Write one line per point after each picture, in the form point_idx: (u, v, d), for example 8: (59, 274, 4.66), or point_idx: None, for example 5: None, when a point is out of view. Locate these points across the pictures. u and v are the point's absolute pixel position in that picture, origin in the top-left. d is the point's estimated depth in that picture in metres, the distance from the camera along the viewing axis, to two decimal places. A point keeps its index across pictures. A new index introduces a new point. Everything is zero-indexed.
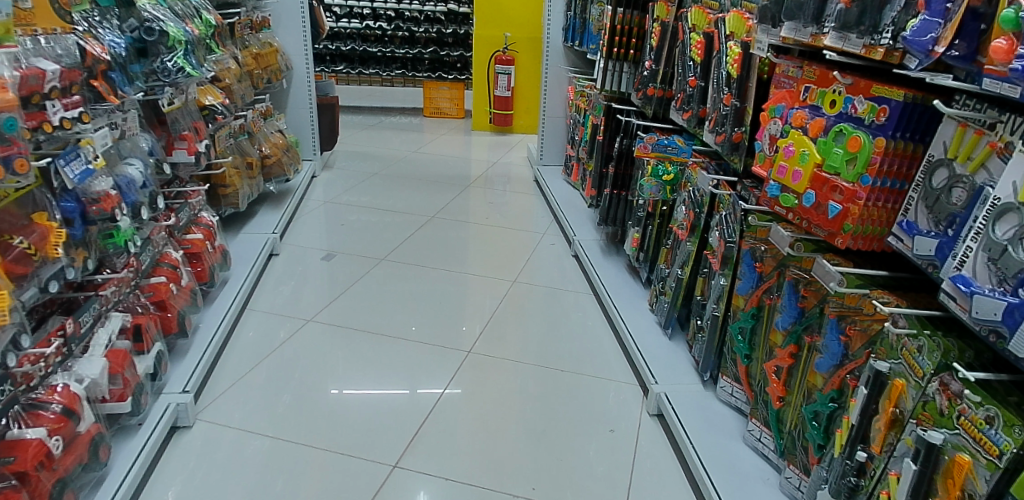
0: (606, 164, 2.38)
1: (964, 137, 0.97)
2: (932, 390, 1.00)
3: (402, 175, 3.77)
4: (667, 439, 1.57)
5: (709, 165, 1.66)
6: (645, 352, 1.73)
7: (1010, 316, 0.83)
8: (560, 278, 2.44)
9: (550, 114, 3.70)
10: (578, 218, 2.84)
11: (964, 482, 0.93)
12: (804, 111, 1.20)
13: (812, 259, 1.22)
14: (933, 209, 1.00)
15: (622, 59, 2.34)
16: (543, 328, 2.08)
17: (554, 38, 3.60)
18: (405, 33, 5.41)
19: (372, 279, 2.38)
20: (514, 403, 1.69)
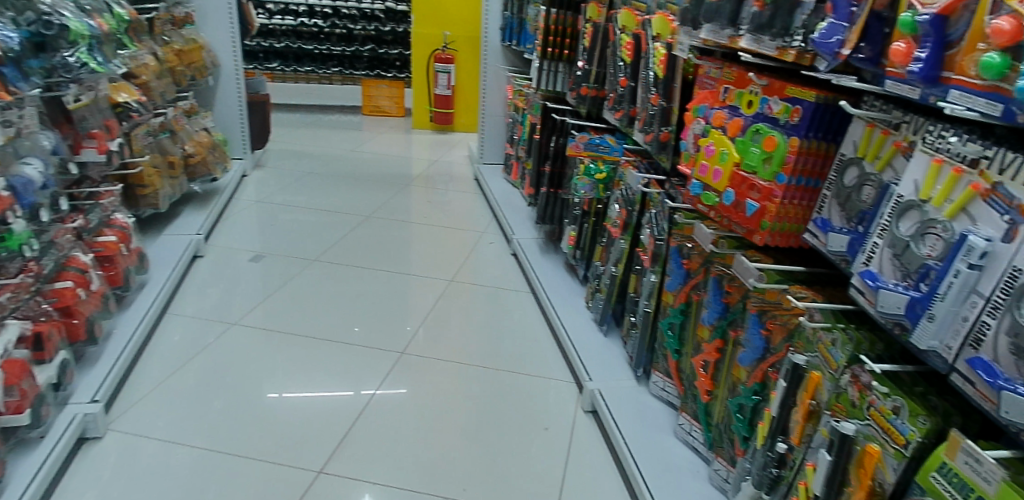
0: (542, 163, 2.43)
1: (871, 137, 1.04)
2: (844, 382, 1.05)
3: (340, 174, 3.74)
4: (601, 435, 1.59)
5: (640, 164, 1.68)
6: (580, 349, 1.75)
7: (912, 309, 0.89)
8: (503, 277, 2.45)
9: (490, 114, 3.77)
10: (517, 217, 2.86)
11: (874, 471, 0.98)
12: (723, 111, 1.25)
13: (733, 257, 1.26)
14: (845, 206, 1.08)
15: (556, 59, 2.38)
16: (482, 326, 2.09)
17: (492, 37, 3.71)
18: (342, 30, 5.61)
19: (308, 281, 2.34)
20: (452, 404, 1.68)
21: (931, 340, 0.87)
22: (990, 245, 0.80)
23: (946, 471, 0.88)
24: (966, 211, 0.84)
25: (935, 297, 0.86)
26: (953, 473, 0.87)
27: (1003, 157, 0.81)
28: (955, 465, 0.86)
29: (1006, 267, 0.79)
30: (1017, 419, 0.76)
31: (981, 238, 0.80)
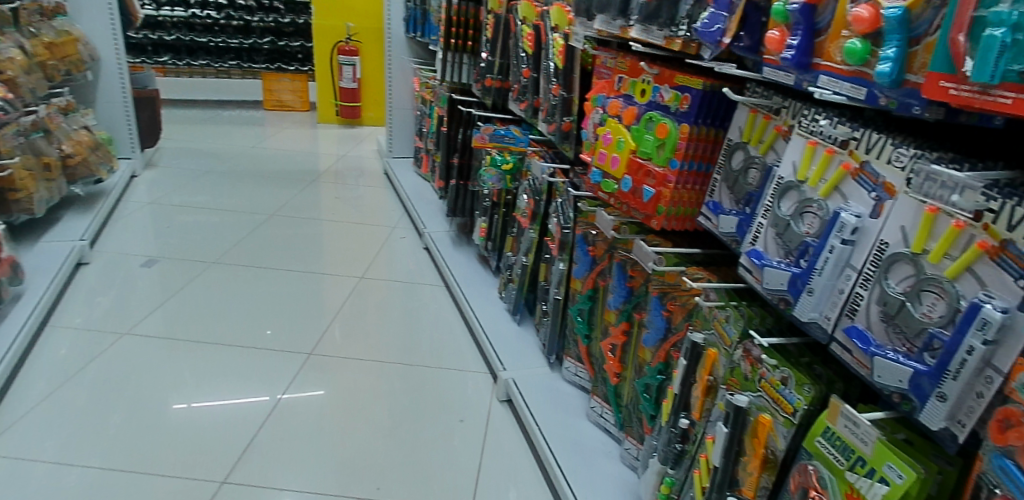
0: (450, 155, 2.75)
1: (755, 121, 1.17)
2: (737, 356, 1.12)
3: (245, 172, 4.00)
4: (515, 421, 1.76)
5: (547, 156, 1.76)
6: (491, 335, 1.77)
7: (793, 285, 1.07)
8: (417, 270, 2.68)
9: (398, 107, 4.12)
10: (427, 209, 3.16)
11: (766, 439, 1.06)
12: (618, 101, 1.29)
13: (632, 241, 1.31)
14: (734, 189, 1.21)
15: (461, 50, 2.62)
16: (400, 325, 2.24)
17: (395, 28, 3.98)
18: (239, 22, 6.11)
19: (215, 303, 2.31)
20: (377, 416, 1.76)
21: (812, 312, 1.06)
22: (860, 222, 0.99)
23: (830, 435, 0.99)
24: (840, 190, 1.02)
25: (814, 273, 1.04)
26: (836, 437, 0.98)
27: (869, 141, 0.98)
28: (836, 429, 0.98)
29: (873, 240, 0.98)
30: (887, 381, 0.95)
31: (853, 216, 0.99)
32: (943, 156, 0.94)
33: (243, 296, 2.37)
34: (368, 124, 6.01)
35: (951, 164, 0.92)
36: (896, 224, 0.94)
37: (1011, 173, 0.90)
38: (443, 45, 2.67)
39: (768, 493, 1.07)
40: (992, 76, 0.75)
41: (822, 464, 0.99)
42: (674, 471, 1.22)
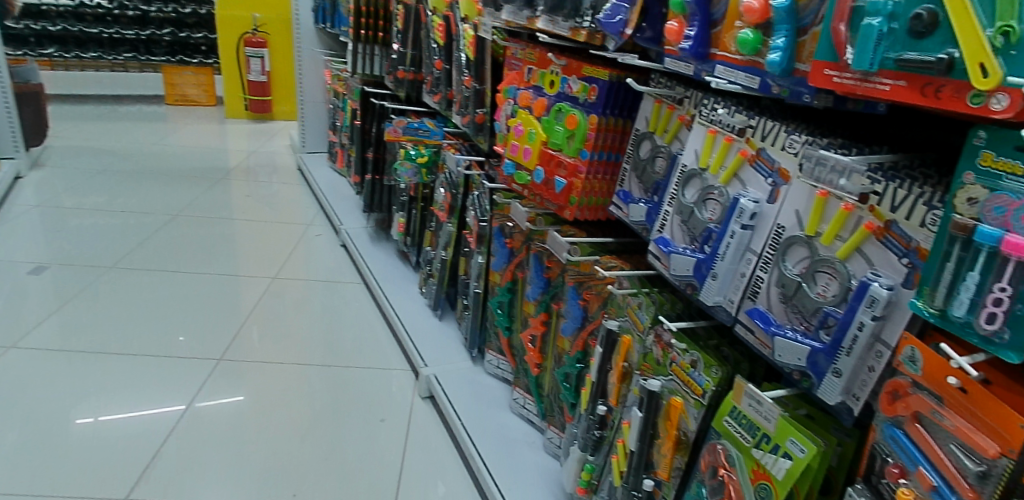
0: (365, 149, 2.82)
1: (660, 111, 1.21)
2: (649, 342, 1.17)
3: (147, 168, 3.87)
4: (436, 417, 1.80)
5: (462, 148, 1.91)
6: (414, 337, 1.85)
7: (698, 270, 1.11)
8: (336, 269, 2.71)
9: (310, 100, 4.21)
10: (343, 207, 3.22)
11: (678, 421, 1.10)
12: (529, 92, 1.34)
13: (548, 233, 1.35)
14: (642, 178, 1.24)
15: (373, 42, 2.76)
16: (321, 327, 2.25)
17: (304, 18, 4.04)
18: (135, 13, 5.86)
19: (123, 309, 2.28)
20: (295, 422, 1.77)
21: (717, 295, 1.10)
22: (758, 207, 1.04)
23: (737, 414, 1.03)
24: (738, 177, 1.07)
25: (717, 258, 1.09)
26: (742, 416, 1.02)
27: (764, 129, 1.03)
28: (742, 408, 1.02)
29: (770, 225, 1.03)
30: (787, 359, 1.00)
31: (752, 202, 1.04)
32: (833, 142, 0.99)
33: (150, 304, 2.34)
34: (280, 119, 5.92)
35: (839, 149, 0.98)
36: (791, 208, 1.00)
37: (890, 155, 0.97)
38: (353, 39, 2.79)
39: (681, 474, 1.11)
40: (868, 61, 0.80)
41: (731, 444, 1.03)
42: (593, 458, 1.26)
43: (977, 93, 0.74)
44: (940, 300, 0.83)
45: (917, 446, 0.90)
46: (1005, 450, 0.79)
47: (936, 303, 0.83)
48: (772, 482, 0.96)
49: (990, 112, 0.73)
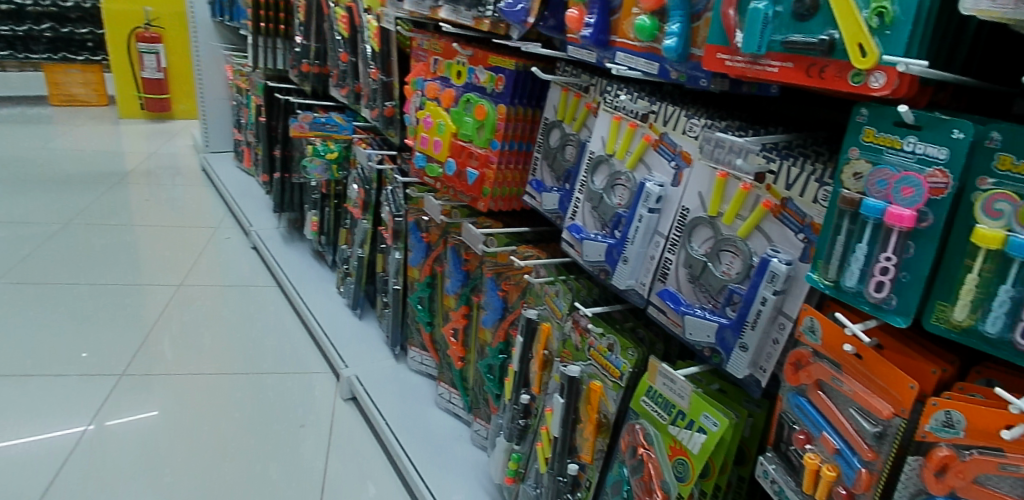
0: (272, 146, 2.76)
1: (567, 100, 1.22)
2: (568, 328, 1.19)
3: (30, 175, 3.61)
4: (359, 418, 1.77)
5: (373, 142, 1.91)
6: (334, 339, 1.81)
7: (610, 255, 1.13)
8: (249, 272, 2.62)
9: (212, 98, 4.08)
10: (253, 207, 3.12)
11: (598, 404, 1.13)
12: (436, 83, 1.33)
13: (463, 227, 1.36)
14: (554, 167, 1.25)
15: (274, 35, 2.69)
16: (236, 334, 2.17)
17: (200, 11, 3.86)
18: (9, 6, 5.43)
19: (14, 327, 2.13)
20: (209, 435, 1.70)
21: (629, 279, 1.12)
22: (663, 190, 1.06)
23: (653, 393, 1.07)
24: (644, 162, 1.09)
25: (627, 242, 1.11)
26: (658, 395, 1.06)
27: (665, 114, 1.06)
28: (657, 387, 1.06)
29: (675, 207, 1.06)
30: (698, 337, 1.04)
31: (657, 186, 1.06)
32: (731, 125, 1.02)
33: (43, 321, 2.18)
34: (180, 118, 5.67)
35: (737, 131, 1.01)
36: (694, 191, 1.03)
37: (784, 134, 1.01)
38: (252, 32, 2.74)
39: (604, 454, 1.14)
40: (759, 45, 0.85)
41: (648, 422, 1.07)
42: (520, 447, 1.27)
43: (858, 73, 0.80)
44: (833, 271, 0.88)
45: (821, 413, 0.94)
46: (898, 410, 0.84)
47: (830, 275, 0.88)
48: (688, 456, 1.00)
49: (870, 90, 0.79)
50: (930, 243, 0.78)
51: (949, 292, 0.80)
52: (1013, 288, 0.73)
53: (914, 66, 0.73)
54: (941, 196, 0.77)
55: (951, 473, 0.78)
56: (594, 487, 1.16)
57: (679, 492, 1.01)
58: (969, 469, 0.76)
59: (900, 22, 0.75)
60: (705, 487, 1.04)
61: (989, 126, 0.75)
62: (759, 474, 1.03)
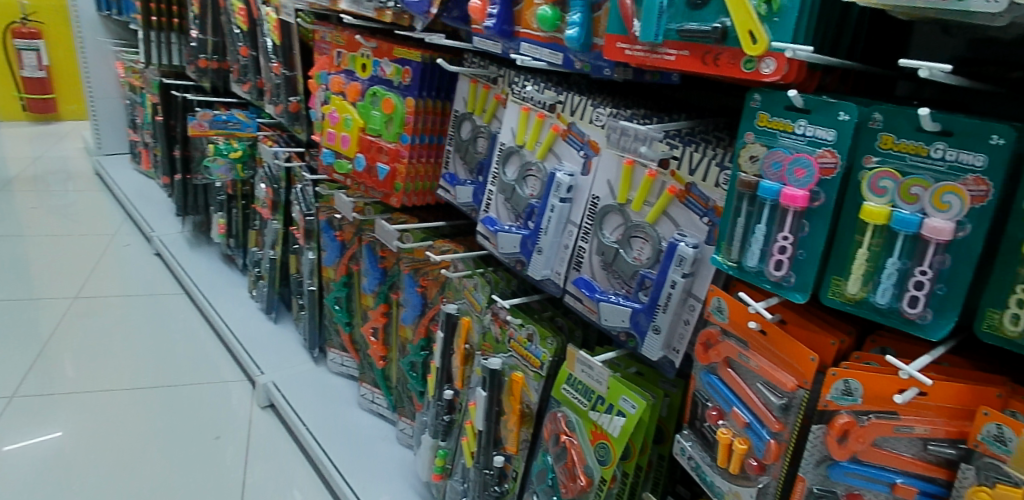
0: (171, 147, 2.65)
1: (476, 91, 1.21)
2: (488, 321, 1.19)
3: None
4: (278, 425, 1.72)
5: (279, 139, 1.90)
6: (249, 345, 1.87)
7: (525, 246, 1.13)
8: (154, 279, 2.50)
9: (102, 97, 3.86)
10: (154, 212, 2.98)
11: (521, 395, 1.14)
12: (340, 77, 1.32)
13: (375, 223, 1.35)
14: (466, 159, 1.24)
15: (168, 30, 2.59)
16: (142, 345, 2.06)
17: (85, 9, 3.61)
18: None
19: None
20: (115, 454, 1.60)
21: (545, 269, 1.13)
22: (573, 180, 1.07)
23: (573, 381, 1.08)
24: (553, 152, 1.10)
25: (540, 232, 1.11)
26: (577, 382, 1.08)
27: (572, 104, 1.07)
28: (576, 375, 1.08)
29: (586, 196, 1.08)
30: (613, 322, 1.05)
31: (567, 175, 1.07)
32: (636, 113, 1.05)
33: None
34: (67, 119, 5.34)
35: (642, 119, 1.03)
36: (604, 179, 1.05)
37: (687, 121, 1.04)
38: (143, 27, 2.62)
39: (528, 444, 1.15)
40: (658, 33, 0.87)
41: (569, 409, 1.08)
42: (445, 443, 1.27)
43: (750, 59, 0.83)
44: (735, 252, 0.90)
45: (731, 389, 0.97)
46: (801, 382, 0.88)
47: (733, 256, 0.91)
48: (609, 440, 1.02)
49: (761, 76, 0.82)
50: (823, 220, 0.83)
51: (842, 266, 0.86)
52: (899, 260, 0.80)
53: (800, 51, 0.76)
54: (830, 175, 0.81)
55: (852, 439, 0.85)
56: (521, 478, 1.16)
57: (602, 476, 1.04)
58: (870, 433, 0.84)
59: (787, 10, 0.78)
60: (626, 468, 1.07)
61: (871, 109, 0.82)
62: (676, 452, 1.06)
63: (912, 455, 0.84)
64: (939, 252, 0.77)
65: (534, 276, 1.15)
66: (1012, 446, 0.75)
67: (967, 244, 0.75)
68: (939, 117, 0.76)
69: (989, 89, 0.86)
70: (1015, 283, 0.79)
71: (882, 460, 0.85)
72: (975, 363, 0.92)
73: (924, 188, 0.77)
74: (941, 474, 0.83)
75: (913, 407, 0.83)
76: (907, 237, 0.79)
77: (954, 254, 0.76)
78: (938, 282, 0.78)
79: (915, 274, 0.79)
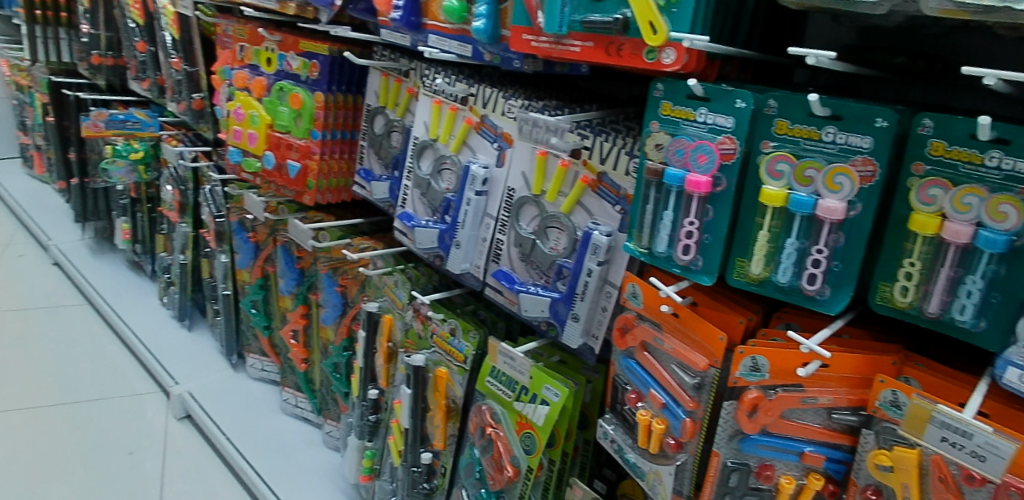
0: (66, 149, 2.51)
1: (388, 86, 1.20)
2: (409, 317, 1.18)
3: None
4: (197, 435, 1.66)
5: (185, 138, 1.82)
6: (161, 353, 1.83)
7: (442, 241, 1.12)
8: (52, 290, 2.35)
9: None
10: (49, 219, 2.80)
11: (445, 390, 1.13)
12: (244, 72, 1.30)
13: (289, 222, 1.33)
14: (380, 153, 1.22)
15: (56, 25, 2.43)
16: (41, 361, 1.93)
17: None
18: None
19: None
20: (14, 479, 1.49)
21: (463, 263, 1.12)
22: (488, 172, 1.07)
23: (496, 373, 1.09)
24: (467, 145, 1.09)
25: (457, 226, 1.10)
26: (501, 374, 1.08)
27: (484, 97, 1.07)
28: (499, 367, 1.08)
29: (501, 188, 1.08)
30: (533, 313, 1.06)
31: (482, 168, 1.07)
32: (548, 104, 1.06)
33: None
34: None
35: (553, 111, 1.03)
36: (518, 171, 1.05)
37: (598, 112, 1.05)
38: (26, 21, 2.45)
39: (455, 440, 1.15)
40: (561, 25, 0.88)
41: (494, 401, 1.09)
42: (372, 443, 1.26)
43: (651, 49, 0.85)
44: (646, 239, 0.93)
45: (647, 371, 0.99)
46: (711, 361, 0.91)
47: (644, 242, 0.93)
48: (534, 429, 1.03)
49: (662, 66, 0.84)
50: (726, 205, 0.86)
51: (745, 249, 0.89)
52: (797, 241, 0.84)
53: (697, 41, 0.79)
54: (729, 161, 0.84)
55: (761, 412, 0.90)
56: (449, 474, 1.16)
57: (528, 464, 1.04)
58: (777, 406, 0.89)
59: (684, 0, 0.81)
60: (552, 455, 1.08)
61: (766, 95, 0.85)
62: (599, 436, 1.08)
63: (819, 424, 0.92)
64: (833, 230, 0.83)
65: (453, 271, 1.14)
66: (906, 411, 0.83)
67: (858, 221, 0.81)
68: (829, 101, 0.80)
69: (875, 74, 0.90)
70: (903, 258, 0.85)
71: (794, 432, 0.92)
72: (872, 333, 0.97)
73: (817, 170, 0.82)
74: (843, 439, 0.93)
75: (818, 379, 0.91)
76: (804, 217, 0.84)
77: (847, 232, 0.82)
78: (834, 259, 0.84)
79: (811, 253, 0.84)
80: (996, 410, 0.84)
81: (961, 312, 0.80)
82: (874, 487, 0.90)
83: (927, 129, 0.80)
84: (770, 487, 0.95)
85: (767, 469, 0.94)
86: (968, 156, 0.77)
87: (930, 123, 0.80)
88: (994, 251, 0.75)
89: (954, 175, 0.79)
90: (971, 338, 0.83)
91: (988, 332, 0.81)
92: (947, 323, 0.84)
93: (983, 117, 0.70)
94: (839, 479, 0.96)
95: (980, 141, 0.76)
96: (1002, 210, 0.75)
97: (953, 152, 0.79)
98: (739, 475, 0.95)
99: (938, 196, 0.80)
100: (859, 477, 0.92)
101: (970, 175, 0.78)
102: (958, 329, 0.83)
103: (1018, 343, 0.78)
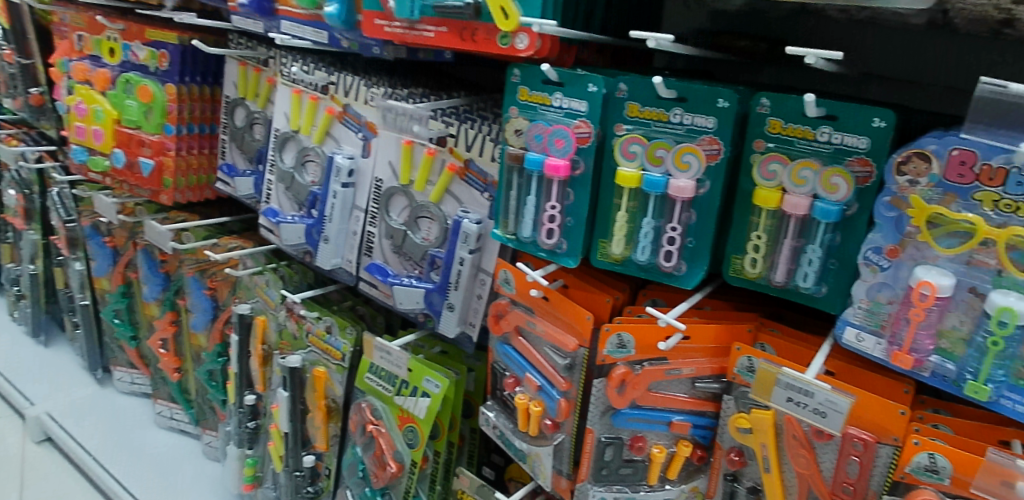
0: None
1: (247, 75, 1.16)
2: (283, 317, 1.16)
3: None
4: (62, 458, 1.54)
5: (27, 136, 1.66)
6: (15, 373, 1.71)
7: (310, 236, 1.08)
8: None
9: None
10: None
11: (325, 390, 1.11)
12: (84, 63, 1.24)
13: (146, 224, 1.27)
14: (243, 148, 1.18)
15: None
16: None
17: None
18: None
19: None
20: None
21: (334, 258, 1.09)
22: (353, 163, 1.04)
23: (375, 369, 1.06)
24: (331, 135, 1.07)
25: (325, 220, 1.07)
26: (380, 370, 1.06)
27: (344, 85, 1.04)
28: (377, 363, 1.06)
29: (368, 179, 1.05)
30: (408, 305, 1.03)
31: (346, 159, 1.04)
32: (413, 92, 1.04)
33: None
34: None
35: (416, 99, 1.01)
36: (384, 160, 1.03)
37: (464, 100, 1.04)
38: None
39: (338, 439, 1.13)
40: (412, 10, 0.87)
41: (374, 398, 1.07)
42: (253, 450, 1.22)
43: (505, 34, 0.85)
44: (511, 224, 0.93)
45: (523, 355, 1.01)
46: (581, 341, 0.94)
47: (510, 228, 0.93)
48: (416, 422, 1.02)
49: (517, 51, 0.84)
50: (584, 188, 0.87)
51: (606, 230, 0.91)
52: (653, 220, 0.87)
53: (547, 26, 0.80)
54: (586, 144, 0.86)
55: (629, 387, 0.93)
56: (333, 475, 1.15)
57: (412, 458, 1.04)
58: (643, 380, 0.93)
59: None
60: (437, 447, 1.07)
61: (616, 79, 0.86)
62: (482, 422, 1.09)
63: (685, 395, 0.97)
64: (685, 208, 0.86)
65: (324, 267, 1.11)
66: (755, 376, 0.89)
67: (708, 198, 0.85)
68: (674, 84, 0.83)
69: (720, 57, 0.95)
70: (751, 231, 0.89)
71: (663, 404, 0.96)
72: (732, 304, 1.02)
73: (667, 150, 0.84)
74: (706, 405, 0.98)
75: (681, 351, 0.94)
76: (657, 197, 0.86)
77: (699, 209, 0.86)
78: (688, 236, 0.88)
79: (666, 231, 0.86)
80: (839, 368, 0.91)
81: (804, 279, 0.85)
82: (737, 449, 0.96)
83: (765, 108, 0.84)
84: (644, 458, 0.99)
85: (639, 441, 0.97)
86: (801, 133, 0.83)
87: (767, 102, 0.84)
88: (829, 220, 0.81)
89: (791, 151, 0.84)
90: (814, 302, 0.88)
91: (828, 296, 0.87)
92: (793, 291, 0.89)
93: (810, 95, 0.74)
94: (706, 444, 1.01)
95: (812, 118, 0.82)
96: (835, 181, 0.81)
97: (789, 129, 0.83)
98: (614, 449, 0.98)
99: (778, 170, 0.84)
100: (723, 440, 0.98)
101: (804, 150, 0.83)
102: (803, 295, 0.88)
103: (853, 305, 0.83)
